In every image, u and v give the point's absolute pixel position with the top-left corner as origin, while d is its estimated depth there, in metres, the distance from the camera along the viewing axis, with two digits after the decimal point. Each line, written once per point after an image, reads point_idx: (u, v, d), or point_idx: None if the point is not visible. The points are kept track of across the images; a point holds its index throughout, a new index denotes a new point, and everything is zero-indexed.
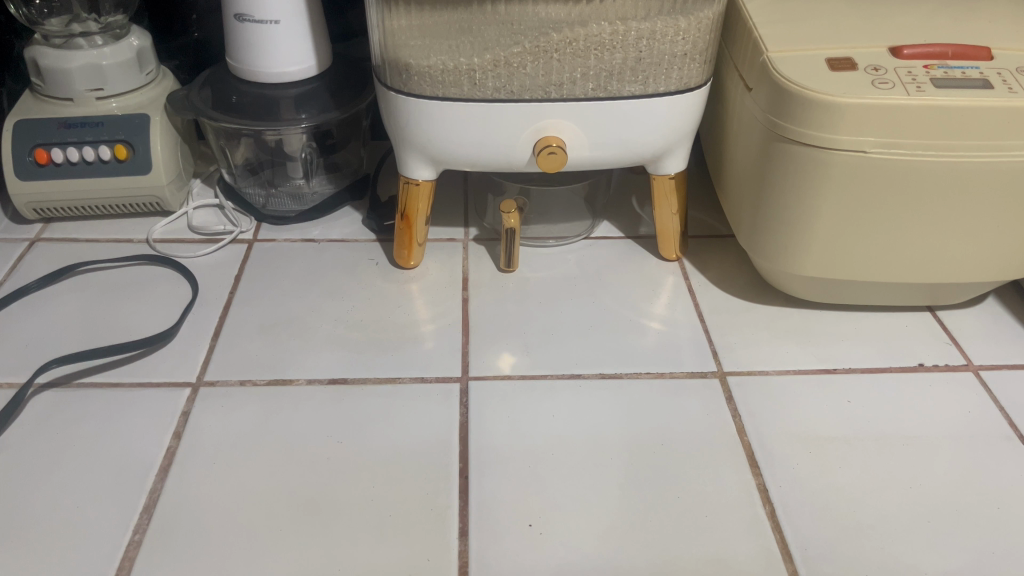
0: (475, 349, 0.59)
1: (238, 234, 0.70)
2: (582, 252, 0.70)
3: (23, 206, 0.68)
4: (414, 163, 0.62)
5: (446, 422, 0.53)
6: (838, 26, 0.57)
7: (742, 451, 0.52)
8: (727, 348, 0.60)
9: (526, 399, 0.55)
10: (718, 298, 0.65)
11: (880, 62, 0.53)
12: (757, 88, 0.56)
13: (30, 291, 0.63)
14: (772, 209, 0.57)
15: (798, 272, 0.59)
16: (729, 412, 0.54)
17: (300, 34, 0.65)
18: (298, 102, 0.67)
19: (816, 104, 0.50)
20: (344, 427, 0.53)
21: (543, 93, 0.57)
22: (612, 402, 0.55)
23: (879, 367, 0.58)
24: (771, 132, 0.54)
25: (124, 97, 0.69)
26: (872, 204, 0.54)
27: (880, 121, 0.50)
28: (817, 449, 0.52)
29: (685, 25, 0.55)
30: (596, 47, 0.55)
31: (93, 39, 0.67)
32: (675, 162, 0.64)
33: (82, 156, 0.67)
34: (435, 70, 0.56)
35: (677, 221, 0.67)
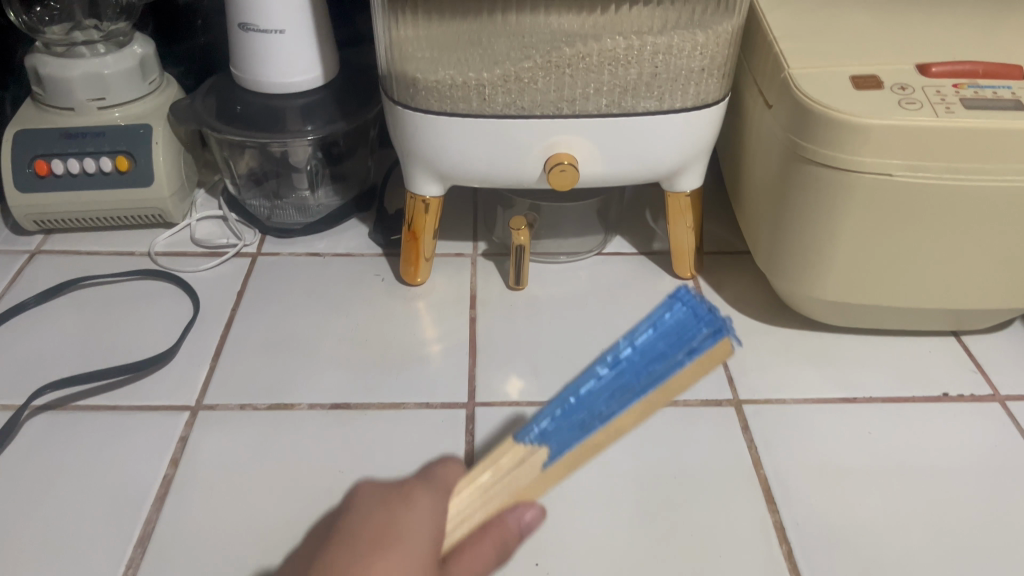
0: (481, 373, 0.57)
1: (241, 248, 0.69)
2: (593, 269, 0.68)
3: (23, 218, 0.67)
4: (421, 179, 0.60)
5: (451, 451, 0.51)
6: (863, 40, 0.55)
7: (758, 485, 0.50)
8: (743, 373, 0.58)
9: (533, 427, 0.53)
10: (734, 319, 0.63)
11: (907, 80, 0.51)
12: (777, 105, 0.53)
13: (28, 307, 0.62)
14: (791, 231, 0.55)
15: (817, 296, 0.57)
16: (744, 443, 0.52)
17: (306, 43, 0.64)
18: (304, 112, 0.65)
19: (838, 125, 0.48)
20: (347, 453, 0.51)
21: (554, 109, 0.55)
22: (623, 430, 0.53)
23: (901, 396, 0.56)
24: (791, 152, 0.52)
25: (126, 107, 0.67)
26: (896, 227, 0.52)
27: (905, 144, 0.48)
28: (837, 484, 0.50)
29: (703, 39, 0.53)
30: (610, 62, 0.53)
31: (95, 47, 0.65)
32: (690, 180, 0.62)
33: (83, 167, 0.66)
34: (443, 85, 0.54)
35: (693, 237, 0.65)
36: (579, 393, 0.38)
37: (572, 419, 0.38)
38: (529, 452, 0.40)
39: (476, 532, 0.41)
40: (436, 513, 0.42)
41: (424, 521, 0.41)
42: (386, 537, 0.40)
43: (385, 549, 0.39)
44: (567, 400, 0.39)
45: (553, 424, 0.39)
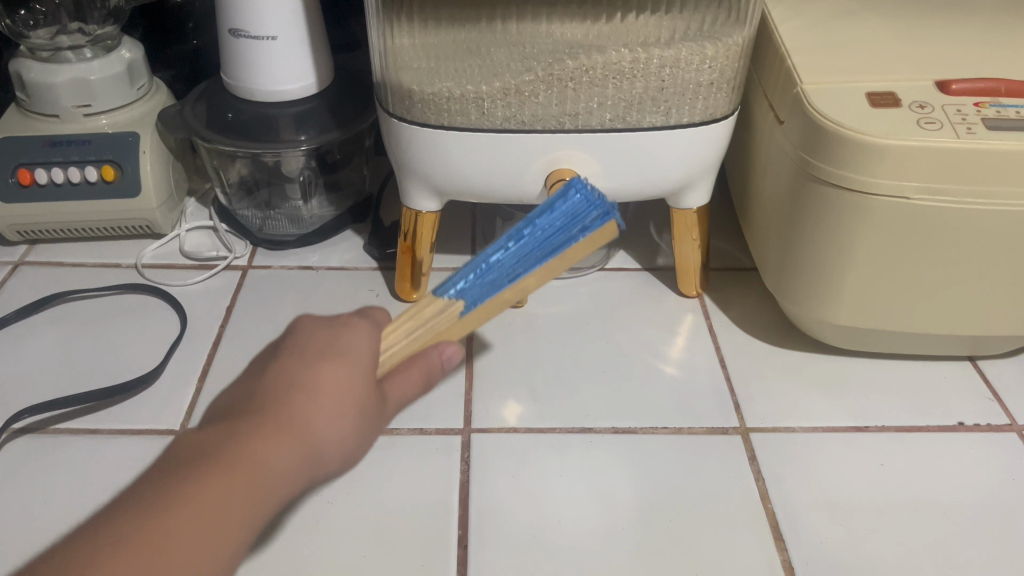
0: (478, 396, 0.55)
1: (231, 261, 0.67)
2: (595, 285, 0.66)
3: (6, 228, 0.65)
4: (416, 194, 0.58)
5: (445, 480, 0.49)
6: (880, 54, 0.52)
7: (766, 521, 0.47)
8: (750, 400, 0.55)
9: (530, 455, 0.51)
10: (740, 341, 0.61)
11: (925, 98, 0.48)
12: (789, 121, 0.51)
13: (9, 323, 0.60)
14: (802, 252, 0.53)
15: (829, 320, 0.55)
16: (751, 474, 0.50)
17: (299, 50, 0.61)
18: (298, 121, 0.63)
19: (855, 145, 0.46)
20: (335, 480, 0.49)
21: (556, 124, 0.53)
22: (624, 459, 0.51)
23: (914, 425, 0.54)
24: (803, 171, 0.50)
25: (114, 113, 0.65)
26: (912, 252, 0.50)
27: (924, 166, 0.46)
28: (847, 520, 0.48)
29: (712, 51, 0.51)
30: (615, 75, 0.51)
31: (81, 51, 0.63)
32: (697, 196, 0.59)
33: (67, 177, 0.64)
34: (441, 97, 0.51)
35: (699, 254, 0.63)
36: (490, 257, 0.42)
37: (485, 279, 0.42)
38: (449, 306, 0.42)
39: (403, 360, 0.41)
40: (374, 341, 0.41)
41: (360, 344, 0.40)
42: (330, 349, 0.39)
43: (330, 359, 0.39)
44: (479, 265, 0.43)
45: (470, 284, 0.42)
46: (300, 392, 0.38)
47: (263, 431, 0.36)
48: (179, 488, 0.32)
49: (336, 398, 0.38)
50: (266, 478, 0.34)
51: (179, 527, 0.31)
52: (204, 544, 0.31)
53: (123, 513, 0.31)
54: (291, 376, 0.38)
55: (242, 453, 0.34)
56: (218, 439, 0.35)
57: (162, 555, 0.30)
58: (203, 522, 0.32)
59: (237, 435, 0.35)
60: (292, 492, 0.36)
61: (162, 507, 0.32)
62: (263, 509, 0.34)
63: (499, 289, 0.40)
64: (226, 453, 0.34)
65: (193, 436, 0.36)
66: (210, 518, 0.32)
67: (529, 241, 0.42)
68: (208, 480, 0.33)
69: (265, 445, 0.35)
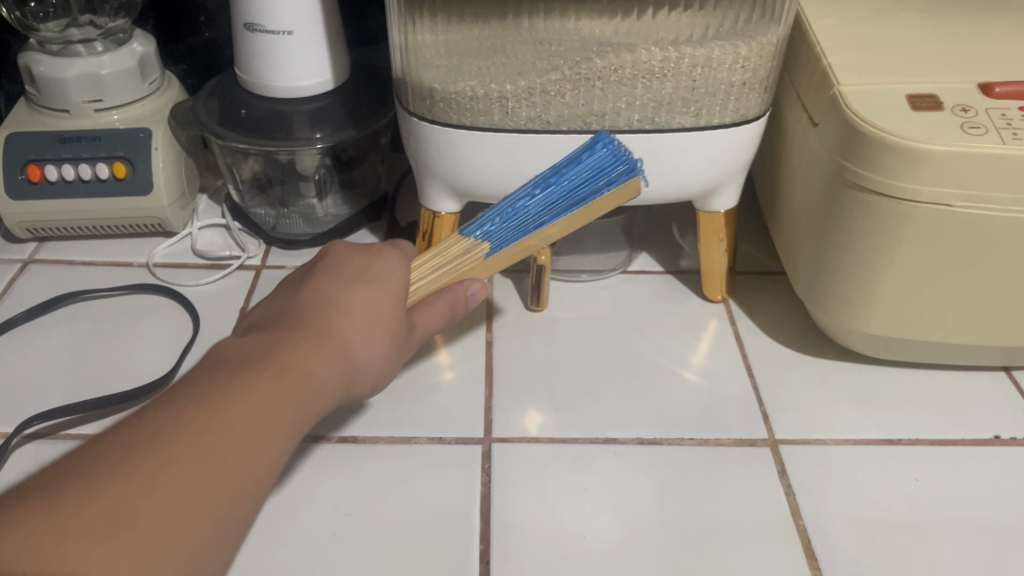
0: (498, 404, 0.54)
1: (245, 260, 0.65)
2: (617, 288, 0.64)
3: (15, 226, 0.63)
4: (436, 195, 0.57)
5: (466, 492, 0.48)
6: (919, 55, 0.50)
7: (797, 538, 0.46)
8: (779, 410, 0.54)
9: (552, 466, 0.49)
10: (767, 348, 0.59)
11: (969, 101, 0.46)
12: (825, 123, 0.49)
13: (17, 324, 0.59)
14: (835, 259, 0.51)
15: (860, 329, 0.53)
16: (781, 489, 0.49)
17: (315, 45, 0.59)
18: (313, 118, 0.61)
19: (896, 151, 0.44)
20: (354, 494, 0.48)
21: (582, 124, 0.51)
22: (650, 472, 0.49)
23: (948, 439, 0.52)
24: (838, 176, 0.48)
25: (126, 109, 0.63)
26: (951, 261, 0.48)
27: (967, 173, 0.44)
28: (882, 538, 0.46)
29: (746, 51, 0.49)
30: (645, 74, 0.49)
31: (92, 45, 0.62)
32: (725, 199, 0.58)
33: (78, 173, 0.62)
34: (463, 97, 0.50)
35: (726, 258, 0.61)
36: (516, 203, 0.49)
37: (511, 223, 0.49)
38: (474, 246, 0.48)
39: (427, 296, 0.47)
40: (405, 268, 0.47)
41: (395, 265, 0.47)
42: (366, 273, 0.45)
43: (365, 284, 0.44)
44: (505, 208, 0.49)
45: (496, 226, 0.49)
46: (335, 311, 0.42)
47: (302, 343, 0.39)
48: (239, 383, 0.35)
49: (374, 316, 0.43)
50: (310, 386, 0.38)
51: (241, 414, 0.34)
52: (264, 432, 0.35)
53: (190, 398, 0.34)
54: (327, 298, 0.43)
55: (290, 360, 0.38)
56: (265, 349, 0.38)
57: (236, 433, 0.33)
58: (263, 413, 0.35)
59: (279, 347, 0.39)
60: (328, 402, 0.40)
61: (219, 396, 0.34)
62: (309, 411, 0.38)
63: (526, 233, 0.48)
64: (276, 357, 0.38)
65: (233, 344, 0.39)
66: (267, 411, 0.35)
67: (554, 190, 0.48)
68: (263, 379, 0.36)
69: (306, 356, 0.39)
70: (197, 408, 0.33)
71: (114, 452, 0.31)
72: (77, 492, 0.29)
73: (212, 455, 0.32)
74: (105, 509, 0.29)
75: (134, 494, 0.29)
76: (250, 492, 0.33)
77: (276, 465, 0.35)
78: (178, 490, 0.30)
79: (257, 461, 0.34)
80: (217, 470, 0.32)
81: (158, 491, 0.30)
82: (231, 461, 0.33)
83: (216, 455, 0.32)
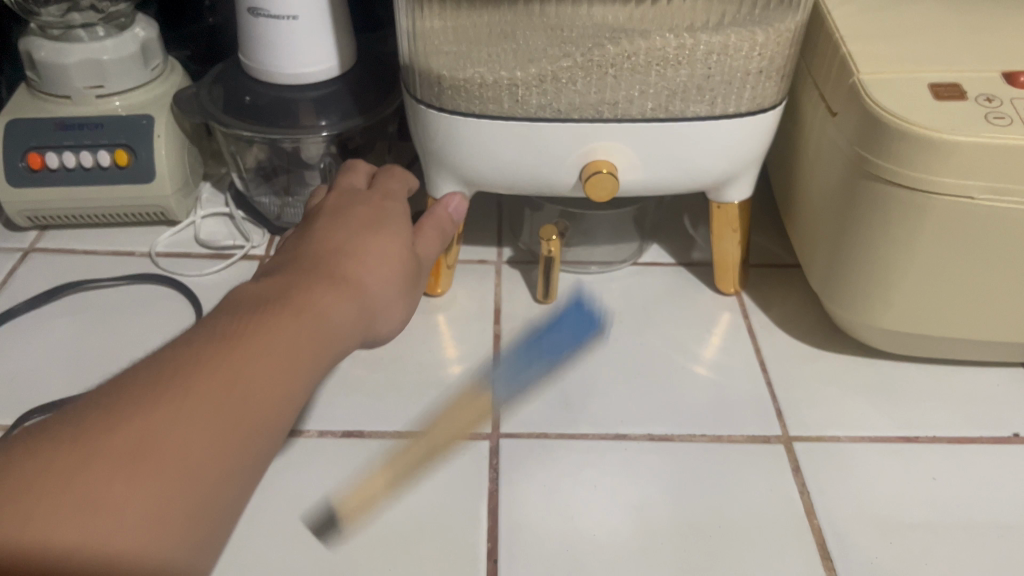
0: (507, 399, 0.53)
1: (249, 249, 0.64)
2: (628, 281, 0.63)
3: (16, 214, 0.62)
4: (443, 184, 0.56)
5: (474, 488, 0.47)
6: (943, 44, 0.49)
7: (813, 539, 0.45)
8: (793, 406, 0.53)
9: (562, 463, 0.48)
10: (780, 342, 0.58)
11: (993, 91, 0.45)
12: (843, 113, 0.48)
13: (18, 314, 0.58)
14: (851, 252, 0.50)
15: (878, 324, 0.52)
16: (796, 487, 0.48)
17: (321, 31, 0.58)
18: (318, 106, 0.60)
19: (917, 141, 0.43)
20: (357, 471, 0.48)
21: (595, 113, 0.50)
22: (662, 469, 0.48)
23: (967, 437, 0.51)
24: (857, 167, 0.47)
25: (128, 95, 0.62)
26: (973, 254, 0.47)
27: (992, 164, 0.43)
28: (899, 539, 0.45)
29: (763, 38, 0.48)
30: (659, 62, 0.48)
31: (95, 30, 0.60)
32: (739, 190, 0.56)
33: (80, 161, 0.61)
34: (472, 84, 0.48)
35: (739, 250, 0.60)
36: None
37: None
38: None
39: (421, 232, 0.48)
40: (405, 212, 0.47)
41: (399, 223, 0.45)
42: (375, 222, 0.43)
43: (375, 232, 0.43)
44: None
45: None
46: (349, 257, 0.40)
47: (321, 286, 0.37)
48: (257, 322, 0.33)
49: (387, 261, 0.41)
50: (331, 327, 0.36)
51: (263, 351, 0.32)
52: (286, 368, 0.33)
53: (210, 338, 0.32)
54: (341, 242, 0.41)
55: (311, 298, 0.36)
56: (284, 288, 0.36)
57: (256, 370, 0.32)
58: (285, 351, 0.33)
59: (295, 288, 0.36)
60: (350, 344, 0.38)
61: (238, 335, 0.32)
62: (333, 352, 0.36)
63: None
64: (295, 298, 0.36)
65: (251, 287, 0.37)
66: (291, 347, 0.33)
67: None
68: (283, 318, 0.34)
69: (325, 297, 0.37)
70: (217, 347, 0.32)
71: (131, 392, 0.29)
72: (93, 429, 0.28)
73: (233, 390, 0.31)
74: (125, 446, 0.27)
75: (154, 431, 0.28)
76: (272, 430, 0.32)
77: (301, 400, 0.34)
78: (199, 424, 0.29)
79: (277, 399, 0.32)
80: (235, 406, 0.30)
81: (178, 429, 0.28)
82: (251, 396, 0.31)
83: (236, 391, 0.31)
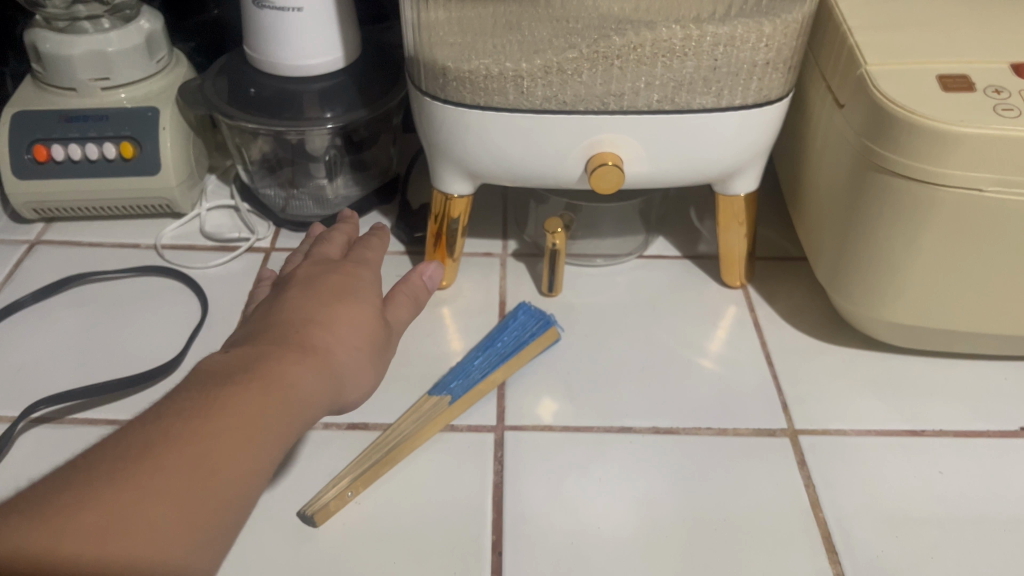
0: (512, 392, 0.53)
1: (254, 242, 0.64)
2: (633, 273, 0.63)
3: (21, 206, 0.63)
4: (449, 176, 0.55)
5: (479, 481, 0.47)
6: (952, 35, 0.48)
7: (818, 533, 0.45)
8: (799, 399, 0.53)
9: (566, 456, 0.48)
10: (787, 336, 0.58)
11: (1002, 82, 0.44)
12: (851, 104, 0.48)
13: (24, 305, 0.58)
14: (859, 245, 0.50)
15: (885, 317, 0.52)
16: (801, 480, 0.47)
17: (324, 22, 0.58)
18: (323, 97, 0.60)
19: (926, 133, 0.43)
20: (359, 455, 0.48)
21: (600, 104, 0.50)
22: (667, 463, 0.48)
23: (974, 431, 0.51)
24: (865, 159, 0.47)
25: (133, 87, 0.62)
26: (981, 248, 0.46)
27: (1001, 156, 0.42)
28: (906, 533, 0.45)
29: (771, 29, 0.47)
30: (665, 53, 0.47)
31: (99, 22, 0.61)
32: (746, 182, 0.56)
33: (85, 153, 0.61)
34: (477, 75, 0.48)
35: (745, 243, 0.60)
36: None
37: None
38: None
39: (397, 294, 0.46)
40: (375, 278, 0.46)
41: (373, 282, 0.45)
42: (344, 289, 0.42)
43: (343, 299, 0.41)
44: None
45: None
46: (315, 324, 0.39)
47: (287, 355, 0.36)
48: (222, 396, 0.33)
49: (358, 326, 0.41)
50: (298, 400, 0.35)
51: (229, 426, 0.32)
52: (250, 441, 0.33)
53: (179, 414, 0.32)
54: (317, 303, 0.41)
55: (276, 369, 0.35)
56: (249, 359, 0.36)
57: (221, 450, 0.32)
58: (252, 424, 0.33)
59: (260, 360, 0.36)
60: (321, 413, 0.38)
61: (202, 414, 0.32)
62: (303, 422, 0.36)
63: None
64: (260, 368, 0.35)
65: (217, 357, 0.36)
66: (260, 420, 0.33)
67: None
68: (252, 390, 0.34)
69: (292, 368, 0.36)
70: (185, 423, 0.32)
71: (103, 468, 0.29)
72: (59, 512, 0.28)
73: (197, 471, 0.31)
74: (88, 530, 0.28)
75: (120, 513, 0.28)
76: (238, 508, 0.32)
77: (269, 473, 0.34)
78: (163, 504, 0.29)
79: (244, 473, 0.32)
80: (202, 485, 0.30)
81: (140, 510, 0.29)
82: (218, 473, 0.31)
83: (207, 469, 0.31)
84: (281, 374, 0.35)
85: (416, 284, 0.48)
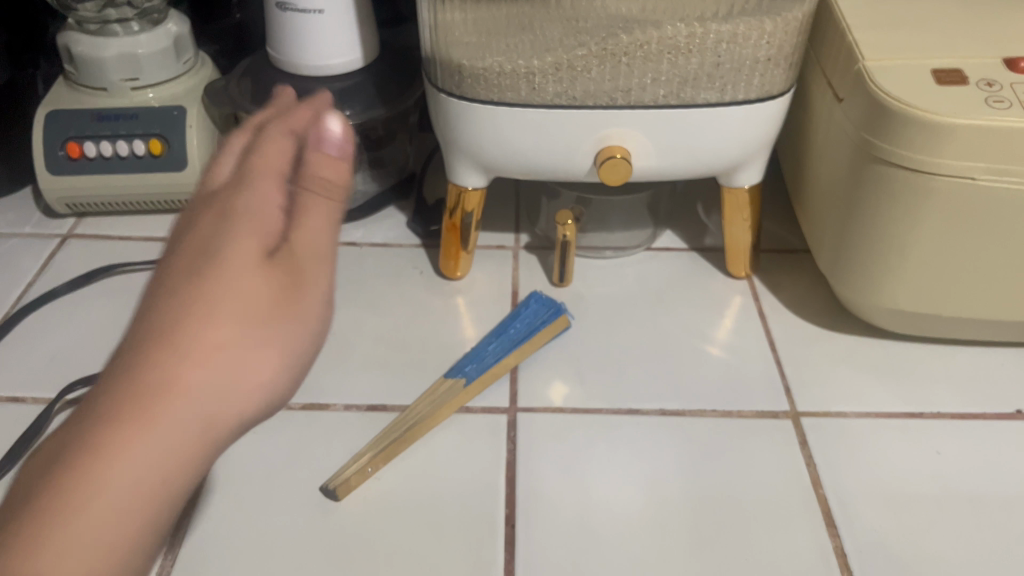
0: (525, 376, 0.55)
1: None
2: (641, 265, 0.65)
3: (54, 201, 0.66)
4: (463, 170, 0.58)
5: (492, 459, 0.49)
6: (948, 31, 0.50)
7: (819, 508, 0.47)
8: (801, 383, 0.54)
9: (576, 435, 0.51)
10: (790, 324, 0.60)
11: (995, 75, 0.46)
12: (850, 99, 0.50)
13: (58, 295, 0.61)
14: (857, 233, 0.52)
15: (883, 303, 0.54)
16: (803, 459, 0.49)
17: (344, 24, 0.60)
18: (343, 96, 0.62)
19: (919, 124, 0.44)
20: (376, 438, 0.50)
21: (608, 100, 0.52)
22: (673, 442, 0.50)
23: (971, 413, 0.52)
24: (863, 150, 0.49)
25: (161, 88, 0.65)
26: (974, 235, 0.48)
27: (993, 145, 0.44)
28: (903, 509, 0.47)
29: (772, 27, 0.49)
30: (670, 50, 0.49)
31: (129, 25, 0.64)
32: (749, 176, 0.58)
33: (116, 150, 0.64)
34: (491, 72, 0.50)
35: (750, 235, 0.62)
36: None
37: None
38: None
39: (297, 167, 0.41)
40: (285, 151, 0.41)
41: (238, 280, 0.34)
42: (225, 206, 0.38)
43: (227, 213, 0.38)
44: None
45: None
46: (204, 255, 0.36)
47: (184, 301, 0.33)
48: (111, 394, 0.30)
49: (252, 222, 0.37)
50: (195, 361, 0.31)
51: (130, 423, 0.29)
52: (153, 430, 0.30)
53: (68, 448, 0.29)
54: (207, 238, 0.37)
55: (175, 330, 0.32)
56: (141, 333, 0.32)
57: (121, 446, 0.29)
58: (140, 442, 0.29)
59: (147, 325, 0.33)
60: (261, 368, 0.33)
61: (99, 421, 0.29)
62: (197, 403, 0.31)
63: None
64: (154, 338, 0.32)
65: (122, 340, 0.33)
66: (157, 419, 0.30)
67: None
68: (135, 380, 0.30)
69: (190, 323, 0.33)
70: (66, 466, 0.29)
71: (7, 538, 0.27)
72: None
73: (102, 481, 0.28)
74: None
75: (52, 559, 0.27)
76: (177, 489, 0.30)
77: (215, 428, 0.32)
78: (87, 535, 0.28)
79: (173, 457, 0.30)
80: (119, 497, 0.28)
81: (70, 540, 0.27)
82: (130, 483, 0.29)
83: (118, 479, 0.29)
84: (175, 339, 0.32)
85: (310, 132, 0.43)
